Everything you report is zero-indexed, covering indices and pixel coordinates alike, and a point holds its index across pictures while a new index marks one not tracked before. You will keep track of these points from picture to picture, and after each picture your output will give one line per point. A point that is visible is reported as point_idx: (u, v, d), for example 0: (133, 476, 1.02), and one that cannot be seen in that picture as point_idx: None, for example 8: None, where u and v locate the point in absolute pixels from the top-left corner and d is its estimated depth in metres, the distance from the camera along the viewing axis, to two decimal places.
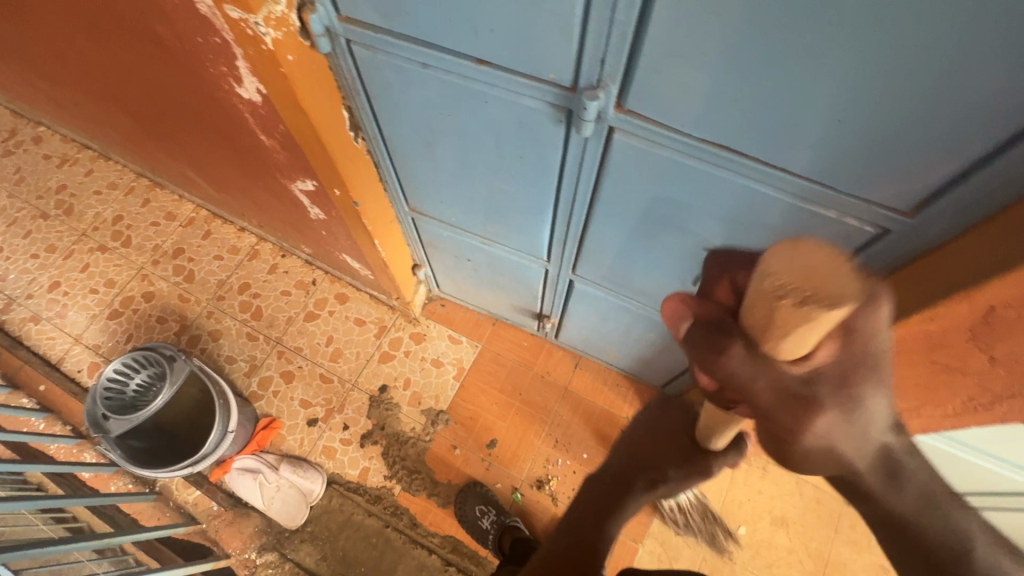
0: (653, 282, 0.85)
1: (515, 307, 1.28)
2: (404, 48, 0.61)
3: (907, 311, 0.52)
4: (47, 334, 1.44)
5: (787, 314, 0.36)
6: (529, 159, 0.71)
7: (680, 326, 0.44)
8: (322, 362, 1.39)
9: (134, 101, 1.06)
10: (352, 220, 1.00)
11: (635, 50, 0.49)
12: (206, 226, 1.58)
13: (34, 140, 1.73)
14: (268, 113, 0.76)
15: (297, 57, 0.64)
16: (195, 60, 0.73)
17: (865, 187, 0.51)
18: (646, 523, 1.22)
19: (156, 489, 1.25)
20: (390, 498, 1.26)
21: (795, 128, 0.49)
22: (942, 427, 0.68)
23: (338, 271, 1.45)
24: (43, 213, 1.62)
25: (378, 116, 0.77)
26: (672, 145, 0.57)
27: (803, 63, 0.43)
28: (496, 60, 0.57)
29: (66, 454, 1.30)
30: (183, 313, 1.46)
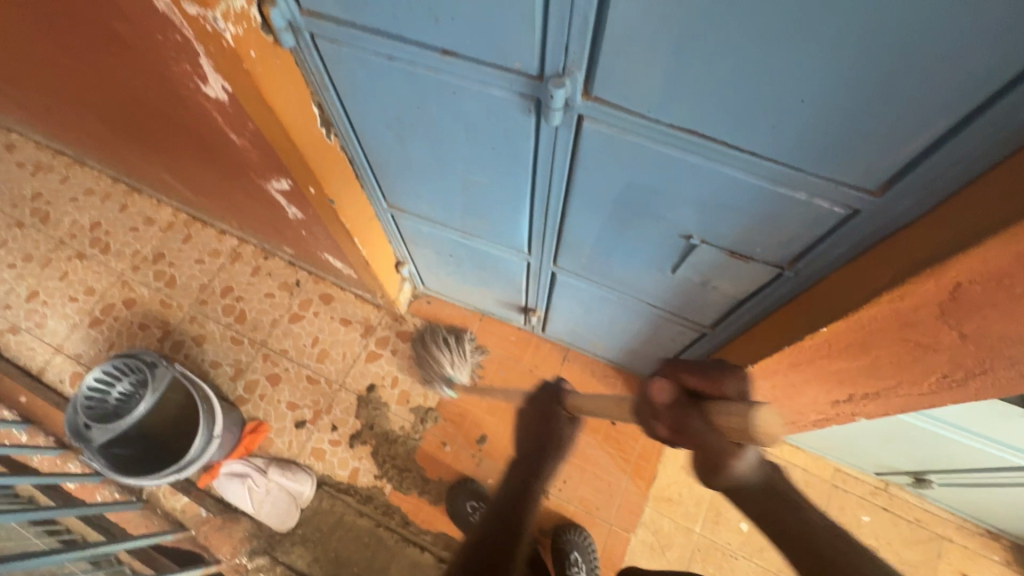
0: (632, 271, 0.85)
1: (500, 301, 1.27)
2: (369, 40, 0.60)
3: (878, 289, 0.52)
4: (27, 345, 1.42)
5: (734, 429, 0.52)
6: (501, 150, 0.71)
7: (662, 395, 0.61)
8: (309, 364, 1.38)
9: (102, 104, 1.04)
10: (330, 218, 0.99)
11: (597, 35, 0.48)
12: (186, 230, 1.55)
13: (6, 148, 1.70)
14: (235, 112, 0.74)
15: (260, 52, 0.63)
16: (157, 59, 0.72)
17: (833, 168, 0.51)
18: (637, 513, 1.22)
19: (143, 497, 1.24)
20: (381, 497, 1.25)
21: (759, 111, 0.49)
22: (919, 405, 0.68)
23: (321, 271, 1.44)
24: (19, 222, 1.59)
25: (349, 111, 0.76)
26: (641, 131, 0.56)
27: (765, 44, 0.43)
28: (460, 50, 0.56)
29: (50, 465, 1.28)
30: (165, 319, 1.44)
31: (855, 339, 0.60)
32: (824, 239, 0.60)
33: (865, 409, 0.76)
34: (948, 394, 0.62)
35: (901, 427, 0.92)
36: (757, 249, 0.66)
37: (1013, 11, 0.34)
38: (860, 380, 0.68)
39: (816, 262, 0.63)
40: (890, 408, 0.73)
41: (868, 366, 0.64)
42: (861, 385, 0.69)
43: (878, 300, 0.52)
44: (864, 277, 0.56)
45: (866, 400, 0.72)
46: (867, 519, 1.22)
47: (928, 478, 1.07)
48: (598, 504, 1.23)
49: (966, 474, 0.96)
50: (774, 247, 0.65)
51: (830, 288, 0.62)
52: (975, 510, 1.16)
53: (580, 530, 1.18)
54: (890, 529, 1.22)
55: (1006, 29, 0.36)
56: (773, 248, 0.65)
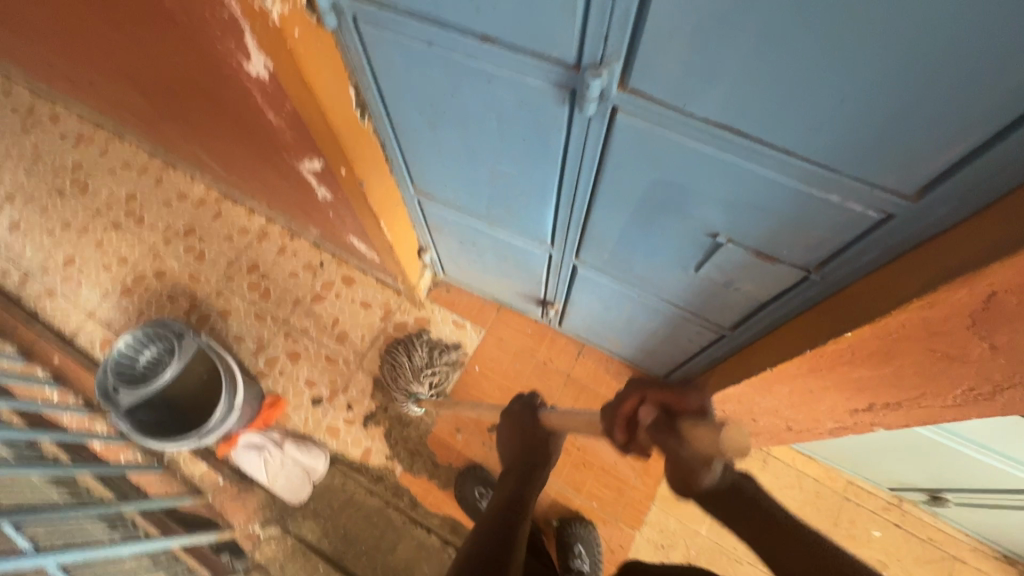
0: (655, 268, 0.85)
1: (519, 293, 1.28)
2: (410, 25, 0.61)
3: (907, 296, 0.51)
4: (61, 309, 1.47)
5: None
6: (532, 140, 0.71)
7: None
8: (328, 344, 1.41)
9: (145, 79, 1.07)
10: (357, 201, 1.00)
11: (638, 28, 0.49)
12: (217, 207, 1.59)
13: (51, 119, 1.76)
14: (275, 90, 0.76)
15: (303, 32, 0.64)
16: (204, 36, 0.74)
17: (871, 170, 0.50)
18: (643, 512, 1.23)
19: (164, 461, 1.28)
20: (392, 478, 1.28)
21: (798, 110, 0.48)
22: (941, 419, 0.67)
23: (345, 254, 1.46)
24: (59, 191, 1.65)
25: (384, 95, 0.77)
26: (674, 125, 0.56)
27: (809, 43, 0.43)
28: (500, 37, 0.57)
29: (78, 425, 1.33)
30: (193, 292, 1.49)
31: (879, 346, 0.59)
32: (855, 244, 0.59)
33: (885, 420, 0.75)
34: (973, 408, 0.61)
35: (921, 443, 0.91)
36: (784, 252, 0.66)
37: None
38: (881, 390, 0.67)
39: (843, 266, 0.62)
40: (910, 420, 0.72)
41: (892, 376, 0.63)
42: (882, 395, 0.68)
43: (907, 307, 0.51)
44: (893, 285, 0.55)
45: (886, 410, 0.71)
46: (877, 534, 1.20)
47: (944, 496, 1.06)
48: (605, 500, 1.24)
49: (981, 495, 0.95)
50: (802, 250, 0.64)
51: (857, 295, 0.61)
52: (991, 533, 1.14)
53: (584, 524, 1.19)
54: (901, 546, 1.20)
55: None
56: (800, 250, 0.64)
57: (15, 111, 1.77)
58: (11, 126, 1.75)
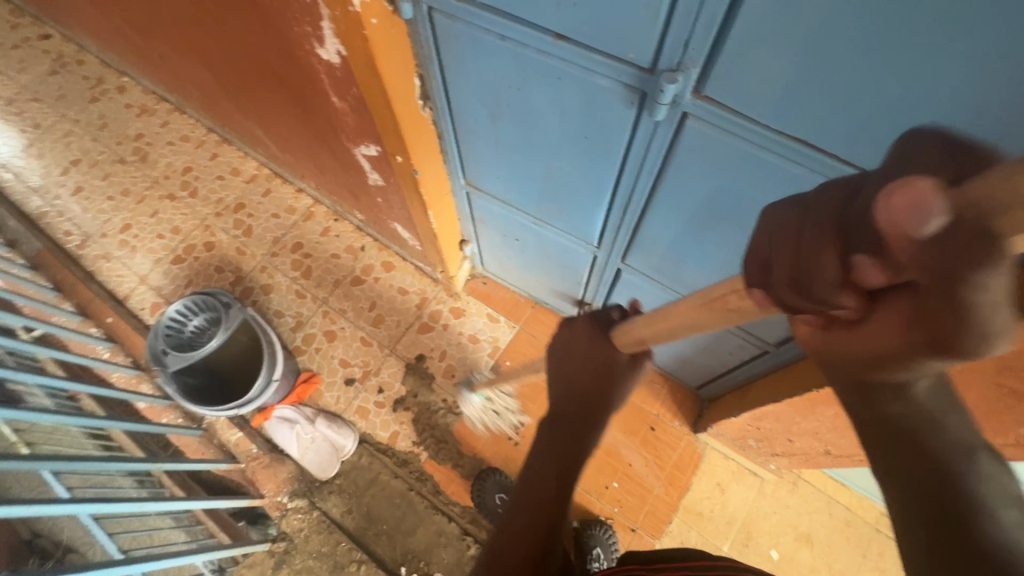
0: (703, 277, 0.84)
1: (557, 291, 1.28)
2: (485, 18, 0.61)
3: None
4: (116, 272, 1.54)
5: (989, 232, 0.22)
6: (594, 140, 0.71)
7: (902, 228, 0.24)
8: (364, 326, 1.44)
9: (214, 56, 1.11)
10: (409, 189, 1.02)
11: (722, 34, 0.48)
12: (267, 184, 1.64)
13: (118, 90, 1.83)
14: (343, 75, 0.78)
15: (380, 20, 0.66)
16: (281, 18, 0.76)
17: None
18: (665, 521, 1.22)
19: (202, 426, 1.33)
20: (417, 463, 1.30)
21: (882, 125, 0.47)
22: (1000, 458, 0.64)
23: (387, 240, 1.49)
24: (121, 158, 1.72)
25: (448, 86, 0.79)
26: (746, 134, 0.56)
27: (907, 58, 0.42)
28: (576, 36, 0.57)
29: (125, 383, 1.40)
30: (239, 265, 1.54)
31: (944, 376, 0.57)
32: None
33: None
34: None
35: None
36: None
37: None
38: None
39: None
40: None
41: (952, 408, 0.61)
42: None
43: None
44: None
45: None
46: None
47: None
48: (628, 506, 1.23)
49: None
50: None
51: None
52: None
53: (603, 527, 1.18)
54: None
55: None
56: None
57: (86, 80, 1.85)
58: (82, 93, 1.83)
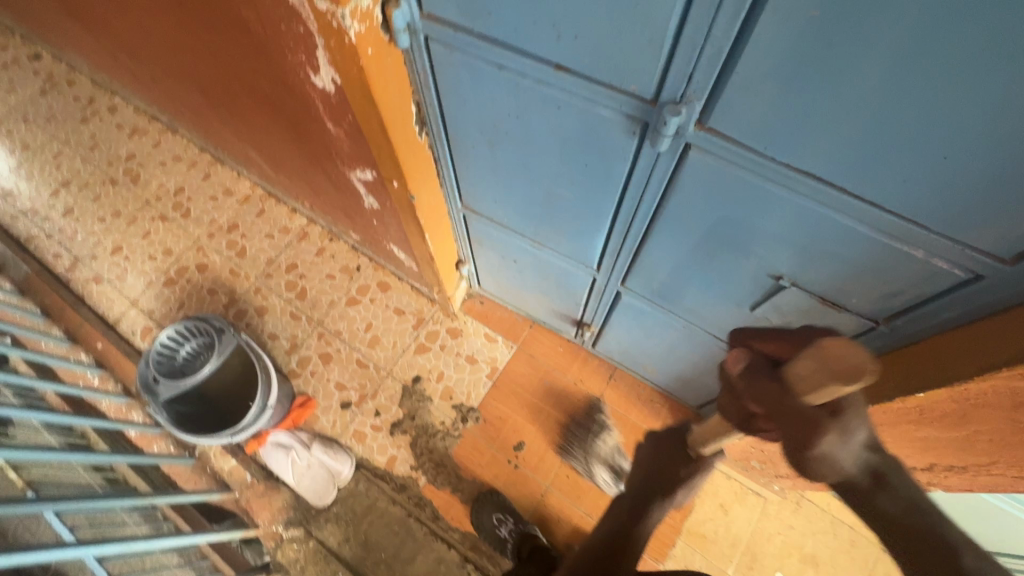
0: (705, 302, 0.83)
1: (555, 312, 1.27)
2: (483, 49, 0.61)
3: (997, 362, 0.48)
4: (107, 295, 1.51)
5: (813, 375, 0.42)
6: (593, 168, 0.70)
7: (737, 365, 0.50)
8: (360, 348, 1.42)
9: (208, 80, 1.10)
10: (405, 213, 1.00)
11: (726, 68, 0.47)
12: (261, 204, 1.63)
13: (109, 110, 1.82)
14: (339, 102, 0.77)
15: (376, 50, 0.65)
16: (276, 47, 0.75)
17: (960, 227, 0.48)
18: (669, 546, 1.19)
19: (195, 454, 1.30)
20: (415, 488, 1.27)
21: (889, 159, 0.46)
22: (1010, 487, 0.63)
23: (382, 260, 1.48)
24: (112, 179, 1.70)
25: (446, 112, 0.78)
26: (750, 165, 0.55)
27: (916, 96, 0.41)
28: (576, 67, 0.56)
29: (116, 411, 1.36)
30: (232, 286, 1.51)
31: (955, 409, 0.56)
32: (934, 299, 0.56)
33: (945, 480, 0.71)
34: None
35: (973, 502, 0.88)
36: (853, 299, 0.63)
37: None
38: (946, 451, 0.64)
39: (919, 321, 0.59)
40: (974, 484, 0.68)
41: (962, 439, 0.60)
42: (948, 456, 0.65)
43: (995, 373, 0.49)
44: (981, 348, 0.51)
45: (949, 471, 0.68)
46: None
47: None
48: None
49: None
50: (873, 298, 0.61)
51: (932, 353, 0.58)
52: None
53: None
54: None
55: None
56: (870, 300, 0.61)
57: (77, 100, 1.84)
58: (73, 114, 1.82)
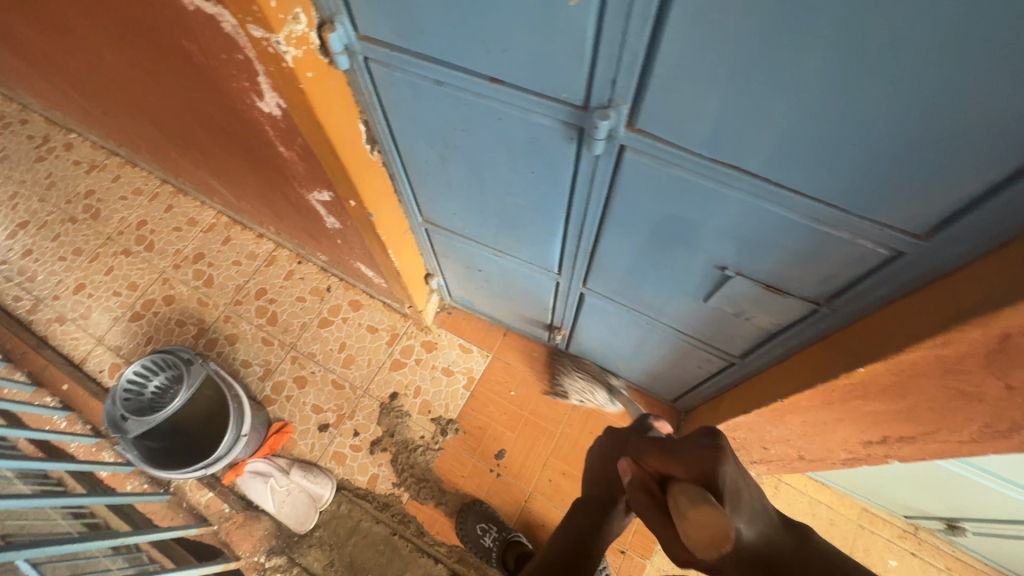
0: (662, 298, 0.85)
1: (526, 318, 1.28)
2: (420, 66, 0.62)
3: (921, 334, 0.51)
4: (71, 334, 1.48)
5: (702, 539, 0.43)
6: (540, 174, 0.72)
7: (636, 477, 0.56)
8: (335, 368, 1.41)
9: (158, 111, 1.09)
10: (366, 230, 1.01)
11: (645, 72, 0.49)
12: (226, 232, 1.61)
13: (65, 147, 1.79)
14: (287, 126, 0.77)
15: (316, 73, 0.66)
16: (219, 75, 0.75)
17: (878, 209, 0.51)
18: (654, 541, 1.21)
19: (170, 489, 1.28)
20: (398, 505, 1.26)
21: (802, 149, 0.49)
22: (956, 453, 0.66)
23: (352, 278, 1.48)
24: (71, 217, 1.67)
25: (394, 129, 0.79)
26: (681, 163, 0.57)
27: (820, 89, 0.43)
28: (510, 79, 0.58)
29: (85, 452, 1.33)
30: (201, 316, 1.50)
31: (893, 381, 0.59)
32: (866, 278, 0.58)
33: (899, 452, 0.73)
34: (990, 444, 0.60)
35: (939, 474, 0.92)
36: (793, 284, 0.66)
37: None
38: (894, 423, 0.66)
39: (855, 300, 0.62)
40: (924, 453, 0.71)
41: (906, 410, 0.63)
42: (897, 428, 0.67)
43: (922, 345, 0.51)
44: (909, 321, 0.54)
45: (901, 443, 0.70)
46: (894, 563, 1.18)
47: (962, 525, 1.06)
48: None
49: (998, 525, 0.96)
50: (812, 282, 0.64)
51: (870, 329, 0.60)
52: (1011, 565, 1.12)
53: None
54: None
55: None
56: (809, 283, 0.64)
57: (30, 139, 1.80)
58: (27, 153, 1.78)
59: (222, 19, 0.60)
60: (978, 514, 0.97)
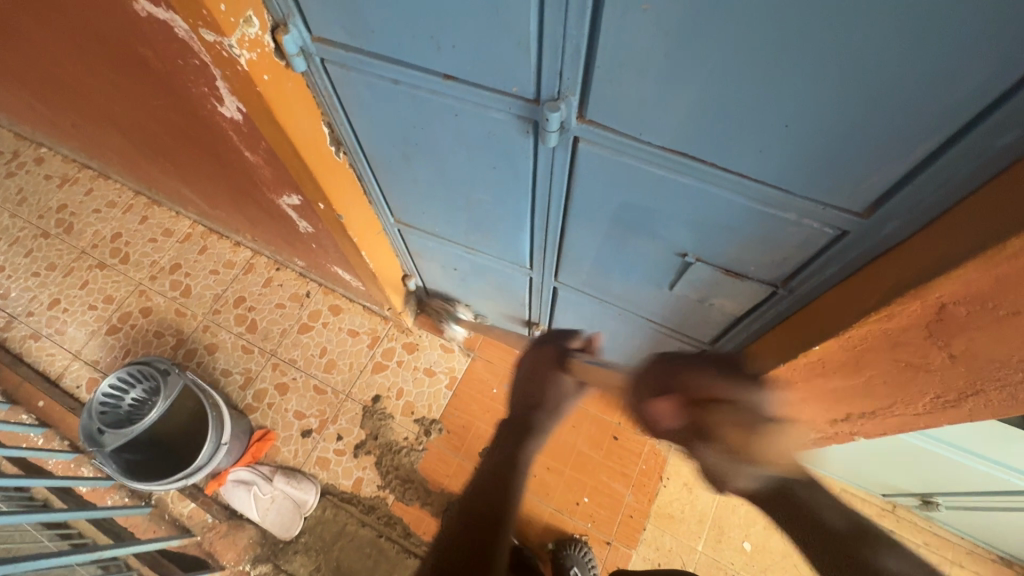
0: (630, 288, 0.86)
1: (504, 315, 1.29)
2: (375, 65, 0.63)
3: (868, 309, 0.53)
4: (47, 350, 1.46)
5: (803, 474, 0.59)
6: (502, 169, 0.72)
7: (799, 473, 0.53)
8: (317, 374, 1.40)
9: (125, 121, 1.09)
10: (338, 233, 1.01)
11: (589, 63, 0.50)
12: (202, 241, 1.60)
13: (35, 161, 1.77)
14: (250, 130, 0.78)
15: (272, 75, 0.66)
16: (178, 81, 0.75)
17: (819, 190, 0.52)
18: (639, 530, 1.22)
19: (152, 502, 1.27)
20: (384, 508, 1.26)
21: (742, 134, 0.50)
22: (915, 426, 0.69)
23: (331, 283, 1.47)
24: (44, 232, 1.65)
25: (356, 130, 0.79)
26: (634, 152, 0.58)
27: (751, 74, 0.44)
28: (462, 75, 0.59)
29: (64, 468, 1.32)
30: (180, 327, 1.48)
31: (847, 357, 0.61)
32: (816, 258, 0.60)
33: (863, 429, 0.76)
34: (943, 415, 0.63)
35: (907, 450, 0.94)
36: (750, 268, 0.67)
37: (999, 48, 0.35)
38: (854, 400, 0.69)
39: (809, 280, 0.63)
40: (887, 428, 0.73)
41: (864, 386, 0.65)
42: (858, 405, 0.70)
43: (868, 320, 0.53)
44: (854, 297, 0.56)
45: (864, 419, 0.73)
46: None
47: (935, 500, 1.08)
48: (600, 518, 1.23)
49: (968, 497, 0.99)
50: (768, 265, 0.65)
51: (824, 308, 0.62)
52: (984, 535, 1.14)
53: (579, 546, 1.17)
54: None
55: (994, 69, 0.36)
56: (765, 266, 0.66)
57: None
58: None
59: (174, 24, 0.60)
60: (949, 487, 0.99)
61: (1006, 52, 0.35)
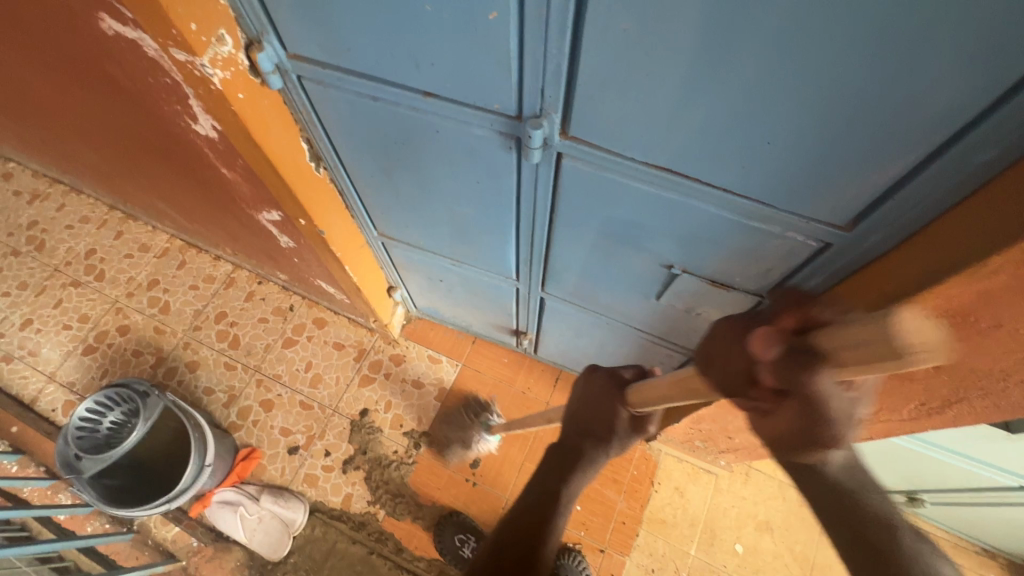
0: (618, 298, 0.86)
1: (492, 324, 1.28)
2: (354, 83, 0.62)
3: None
4: (20, 373, 1.42)
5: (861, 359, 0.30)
6: (486, 183, 0.72)
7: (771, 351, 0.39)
8: (302, 389, 1.38)
9: (96, 137, 1.06)
10: (320, 248, 1.00)
11: (571, 80, 0.50)
12: (181, 256, 1.57)
13: (4, 177, 1.71)
14: (226, 148, 0.76)
15: (248, 94, 0.64)
16: (150, 99, 0.73)
17: (802, 204, 0.52)
18: (632, 536, 1.22)
19: (134, 528, 1.24)
20: (375, 523, 1.24)
21: (725, 150, 0.50)
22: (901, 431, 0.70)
23: (315, 296, 1.45)
24: (14, 250, 1.60)
25: (336, 145, 0.78)
26: (618, 168, 0.58)
27: (733, 92, 0.44)
28: (442, 92, 0.58)
29: (40, 496, 1.28)
30: (159, 345, 1.45)
31: None
32: (801, 269, 0.60)
33: None
34: (927, 421, 0.65)
35: (894, 450, 0.96)
36: (736, 278, 0.67)
37: (975, 68, 0.36)
38: None
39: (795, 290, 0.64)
40: (874, 433, 0.74)
41: None
42: None
43: None
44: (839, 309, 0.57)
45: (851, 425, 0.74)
46: None
47: (920, 496, 1.10)
48: (593, 527, 1.23)
49: (952, 494, 1.00)
50: (753, 276, 0.65)
51: None
52: (968, 529, 1.16)
53: (572, 554, 1.16)
54: None
55: (971, 88, 0.37)
56: (751, 278, 0.66)
57: None
58: None
59: (142, 43, 0.58)
60: (934, 484, 1.01)
61: (983, 72, 0.36)
